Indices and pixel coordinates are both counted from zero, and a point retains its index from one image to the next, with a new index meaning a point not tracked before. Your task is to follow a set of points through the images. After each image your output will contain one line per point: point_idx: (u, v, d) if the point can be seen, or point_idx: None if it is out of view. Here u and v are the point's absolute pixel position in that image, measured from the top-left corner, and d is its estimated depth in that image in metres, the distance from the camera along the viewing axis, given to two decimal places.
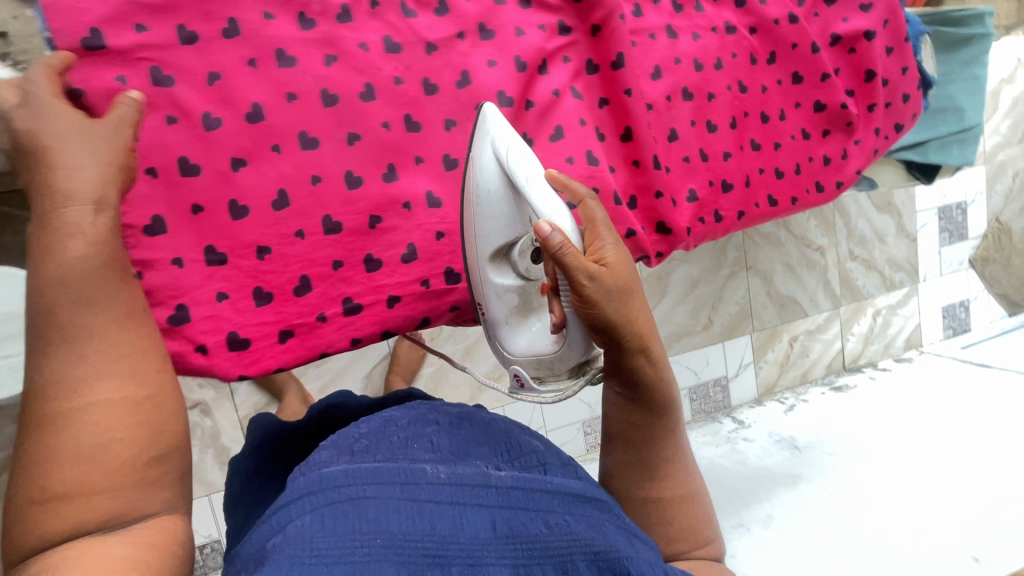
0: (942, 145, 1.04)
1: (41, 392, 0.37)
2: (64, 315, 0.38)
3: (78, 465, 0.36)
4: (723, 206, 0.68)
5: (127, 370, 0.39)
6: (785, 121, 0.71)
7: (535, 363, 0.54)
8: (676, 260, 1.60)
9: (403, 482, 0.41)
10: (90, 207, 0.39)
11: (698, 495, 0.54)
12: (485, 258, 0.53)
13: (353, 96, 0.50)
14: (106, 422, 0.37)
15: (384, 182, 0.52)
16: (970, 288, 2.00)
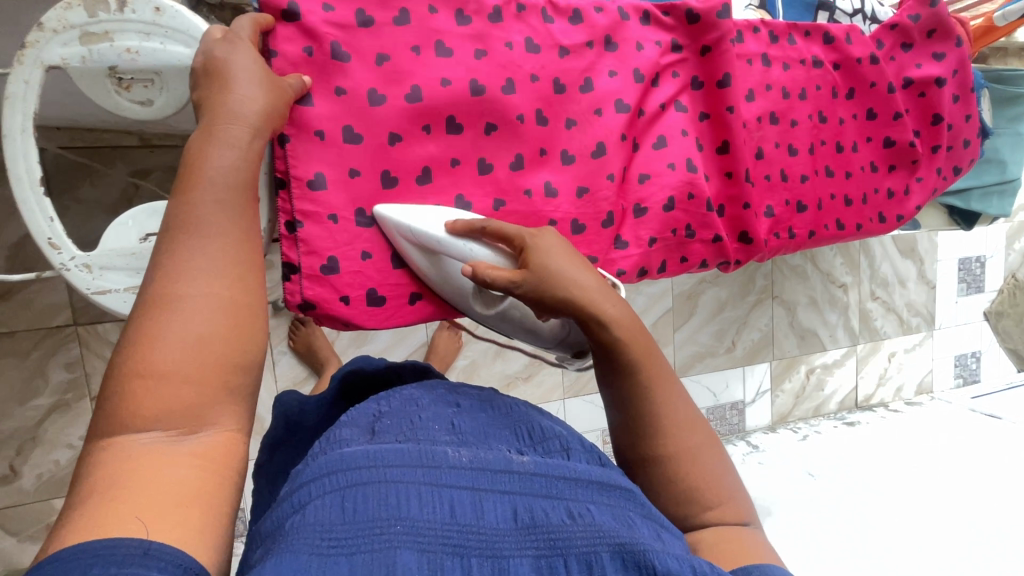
0: (983, 194, 1.10)
1: (163, 276, 0.37)
2: (201, 209, 0.39)
3: (176, 355, 0.35)
4: (796, 224, 0.72)
5: (245, 283, 0.39)
6: (857, 153, 0.77)
7: (545, 355, 0.61)
8: (707, 281, 1.64)
9: (423, 464, 0.37)
10: (248, 127, 0.42)
11: (703, 454, 0.49)
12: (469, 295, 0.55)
13: (496, 89, 0.57)
14: (210, 323, 0.36)
15: (511, 169, 0.58)
16: (982, 341, 2.05)
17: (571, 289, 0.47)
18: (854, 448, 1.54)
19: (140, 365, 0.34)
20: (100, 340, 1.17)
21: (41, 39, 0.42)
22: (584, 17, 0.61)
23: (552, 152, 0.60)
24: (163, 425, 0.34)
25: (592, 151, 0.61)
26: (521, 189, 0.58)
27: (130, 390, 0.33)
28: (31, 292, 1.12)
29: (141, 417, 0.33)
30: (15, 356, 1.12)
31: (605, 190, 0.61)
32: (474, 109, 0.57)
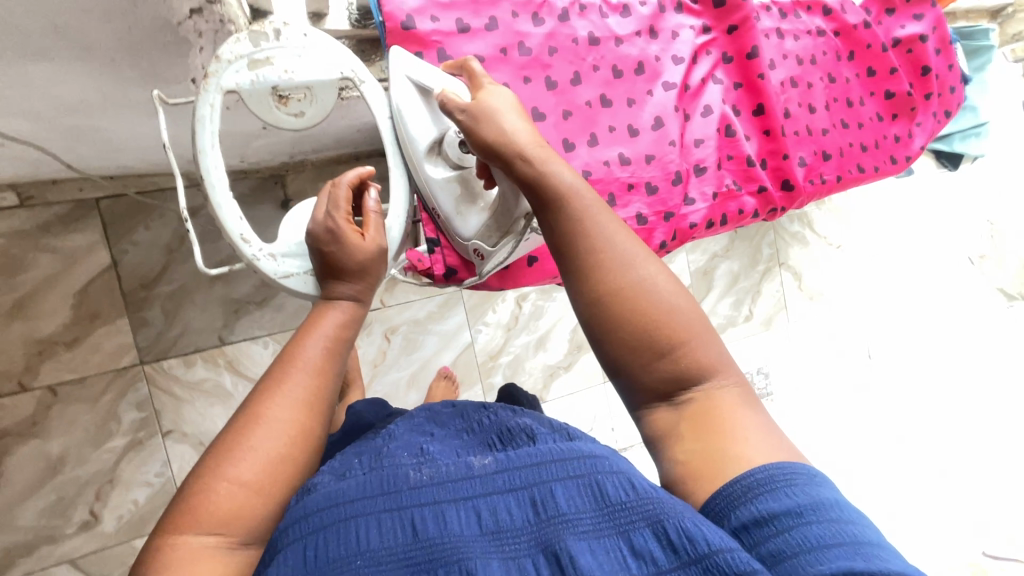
0: (964, 137, 1.24)
1: (261, 401, 0.53)
2: (300, 353, 0.56)
3: (257, 473, 0.50)
4: (825, 171, 0.81)
5: (315, 425, 0.55)
6: (864, 106, 0.87)
7: (487, 233, 0.66)
8: (719, 256, 1.75)
9: (384, 492, 0.50)
10: (353, 297, 0.61)
11: (652, 290, 0.53)
12: (421, 155, 0.62)
13: (566, 81, 0.66)
14: (284, 457, 0.52)
15: (588, 146, 0.66)
16: (975, 284, 2.19)
17: (497, 128, 0.56)
18: None
19: (222, 478, 0.49)
20: (166, 376, 1.21)
21: (221, 68, 0.55)
22: (630, 12, 0.71)
23: (620, 127, 0.67)
24: (223, 529, 0.48)
25: (651, 125, 0.68)
26: (601, 161, 0.66)
27: (213, 496, 0.49)
28: (98, 337, 1.16)
29: (214, 521, 0.48)
30: (86, 403, 1.15)
31: (667, 154, 0.69)
32: (552, 99, 0.65)
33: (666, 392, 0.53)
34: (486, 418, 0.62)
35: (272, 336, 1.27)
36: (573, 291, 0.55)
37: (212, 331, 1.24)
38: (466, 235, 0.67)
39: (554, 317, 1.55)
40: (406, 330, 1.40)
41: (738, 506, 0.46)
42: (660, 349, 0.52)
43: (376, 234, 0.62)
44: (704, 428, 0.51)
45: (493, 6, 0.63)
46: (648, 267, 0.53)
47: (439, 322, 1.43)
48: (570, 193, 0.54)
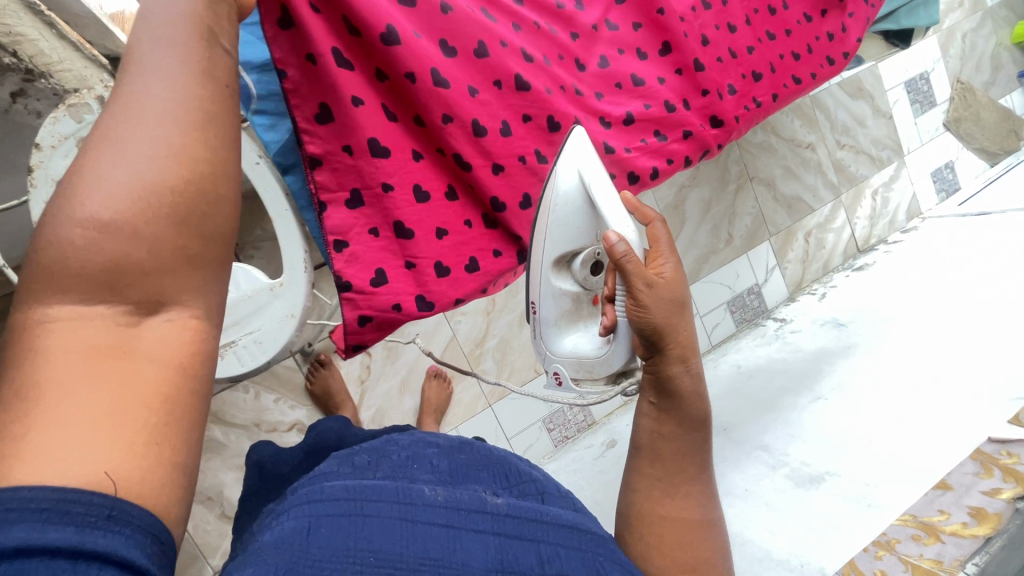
0: (910, 10, 1.14)
1: (108, 111, 0.40)
2: (149, 44, 0.42)
3: (124, 200, 0.38)
4: (758, 93, 0.80)
5: (190, 133, 0.41)
6: (788, 11, 0.83)
7: (576, 366, 0.81)
8: (687, 187, 1.69)
9: (400, 500, 0.51)
10: None
11: (714, 525, 0.68)
12: (549, 264, 0.80)
13: (443, 75, 0.75)
14: (155, 181, 0.39)
15: (480, 140, 0.79)
16: (950, 150, 2.16)
17: (669, 318, 0.69)
18: (869, 290, 1.68)
19: (71, 218, 0.37)
20: None
21: (49, 156, 0.68)
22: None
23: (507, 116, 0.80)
24: (104, 294, 0.38)
25: (543, 108, 0.81)
26: (495, 156, 0.80)
27: (62, 248, 0.37)
28: None
29: (80, 277, 0.37)
30: None
31: (568, 118, 0.82)
32: (436, 95, 0.75)
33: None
34: (491, 448, 0.64)
35: (250, 381, 1.24)
36: (658, 500, 0.68)
37: None
38: (556, 350, 0.83)
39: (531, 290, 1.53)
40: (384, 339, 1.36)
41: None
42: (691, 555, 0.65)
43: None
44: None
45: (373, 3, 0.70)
46: (694, 483, 0.68)
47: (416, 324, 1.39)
48: (695, 397, 0.69)
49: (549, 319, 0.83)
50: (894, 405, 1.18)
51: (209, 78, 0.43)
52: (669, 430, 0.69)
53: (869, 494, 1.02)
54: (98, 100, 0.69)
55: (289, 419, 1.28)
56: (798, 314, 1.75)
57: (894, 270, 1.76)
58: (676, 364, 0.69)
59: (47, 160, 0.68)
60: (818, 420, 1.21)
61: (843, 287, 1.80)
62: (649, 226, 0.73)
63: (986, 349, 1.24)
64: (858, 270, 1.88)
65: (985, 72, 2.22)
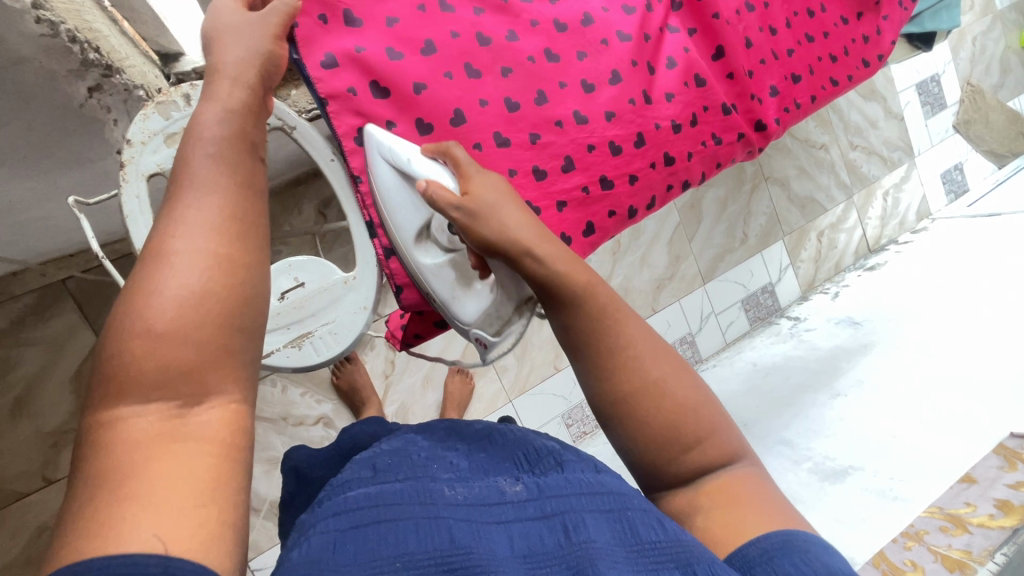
0: (933, 14, 1.16)
1: (157, 226, 0.44)
2: (189, 163, 0.47)
3: (175, 300, 0.41)
4: (797, 95, 0.81)
5: (230, 233, 0.45)
6: (826, 12, 0.83)
7: (489, 321, 0.71)
8: (704, 186, 1.71)
9: (421, 501, 0.50)
10: (228, 79, 0.52)
11: (667, 379, 0.58)
12: (411, 244, 0.67)
13: (502, 39, 0.68)
14: (202, 284, 0.42)
15: (536, 105, 0.69)
16: (960, 152, 2.18)
17: (499, 224, 0.59)
18: (883, 290, 1.71)
19: (138, 329, 0.39)
20: None
21: (138, 152, 0.68)
22: None
23: (572, 83, 0.70)
24: (162, 389, 0.39)
25: (609, 81, 0.72)
26: (552, 121, 0.70)
27: (129, 352, 0.39)
28: None
29: (144, 381, 0.39)
30: None
31: (630, 113, 0.72)
32: (489, 57, 0.67)
33: (689, 478, 0.58)
34: (510, 433, 0.63)
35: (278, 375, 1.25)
36: (593, 387, 0.59)
37: None
38: (468, 323, 0.71)
39: None
40: None
41: (774, 561, 0.49)
42: (685, 440, 0.57)
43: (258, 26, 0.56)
44: (729, 501, 0.56)
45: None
46: (662, 366, 0.58)
47: None
48: (588, 292, 0.58)
49: (442, 300, 0.70)
50: (914, 402, 1.20)
51: (244, 184, 0.48)
52: (606, 334, 0.58)
53: (892, 487, 1.05)
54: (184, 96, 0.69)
55: (316, 413, 1.29)
56: (811, 312, 1.78)
57: (906, 270, 1.79)
58: (570, 278, 0.58)
59: (138, 156, 0.68)
60: (838, 416, 1.23)
61: (855, 287, 1.82)
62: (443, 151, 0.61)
63: (1000, 347, 1.27)
64: (870, 270, 1.91)
65: (994, 75, 2.24)
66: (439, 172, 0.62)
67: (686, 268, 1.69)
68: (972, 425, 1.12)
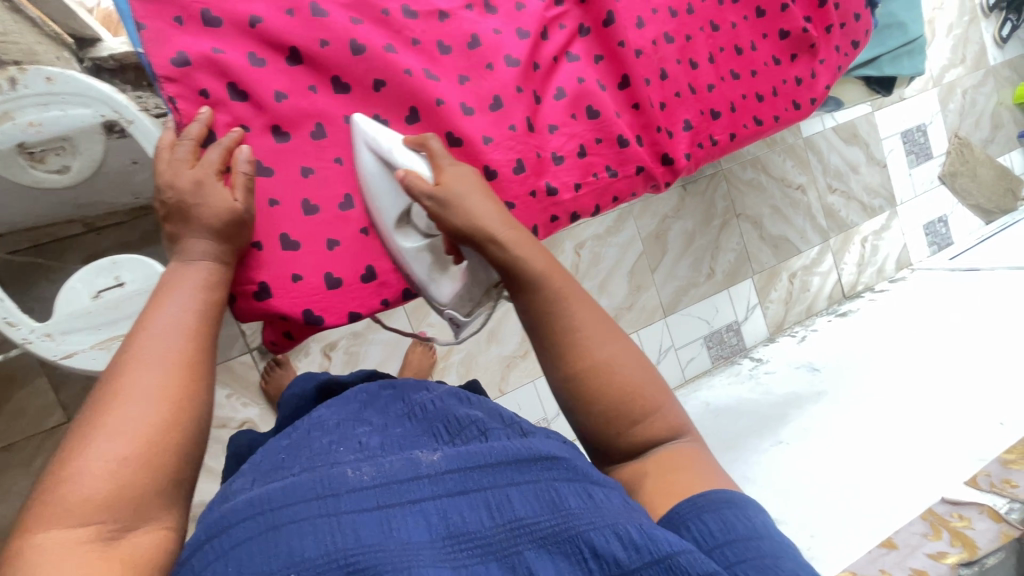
0: (893, 58, 1.14)
1: (119, 367, 0.48)
2: (147, 314, 0.51)
3: (123, 439, 0.44)
4: (715, 131, 0.77)
5: (189, 382, 0.49)
6: (757, 51, 0.80)
7: (461, 302, 0.67)
8: (670, 217, 1.69)
9: (323, 494, 0.45)
10: (200, 236, 0.53)
11: (616, 362, 0.58)
12: (391, 228, 0.61)
13: (378, 49, 0.60)
14: (153, 441, 0.45)
15: (407, 125, 0.63)
16: (945, 205, 2.15)
17: (467, 212, 0.57)
18: (848, 337, 1.66)
19: (89, 468, 0.43)
20: None
21: None
22: None
23: (449, 103, 0.62)
24: (104, 516, 0.42)
25: (490, 106, 0.65)
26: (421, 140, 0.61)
27: (70, 484, 0.42)
28: (19, 401, 1.11)
29: (77, 512, 0.41)
30: (20, 469, 1.11)
31: (510, 139, 0.65)
32: (360, 67, 0.60)
33: (636, 450, 0.58)
34: (430, 405, 0.58)
35: None
36: (551, 367, 0.59)
37: None
38: (444, 302, 0.67)
39: (503, 307, 1.51)
40: (346, 344, 1.35)
41: (705, 515, 0.49)
42: (631, 415, 0.57)
43: (242, 197, 0.54)
44: (673, 469, 0.56)
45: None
46: (610, 344, 0.58)
47: (380, 331, 1.38)
48: (542, 275, 0.58)
49: (421, 281, 0.65)
50: (856, 456, 1.15)
51: (205, 329, 0.52)
52: (558, 313, 0.58)
53: (814, 546, 1.00)
54: (8, 80, 0.61)
55: (239, 417, 1.26)
56: (774, 354, 1.73)
57: (876, 318, 1.74)
58: (529, 262, 0.58)
59: None
60: (777, 465, 1.18)
61: (823, 332, 1.78)
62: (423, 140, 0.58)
63: (953, 404, 1.22)
64: (841, 316, 1.86)
65: (985, 129, 2.22)
66: (419, 161, 0.58)
67: (647, 299, 1.65)
68: (910, 489, 1.06)
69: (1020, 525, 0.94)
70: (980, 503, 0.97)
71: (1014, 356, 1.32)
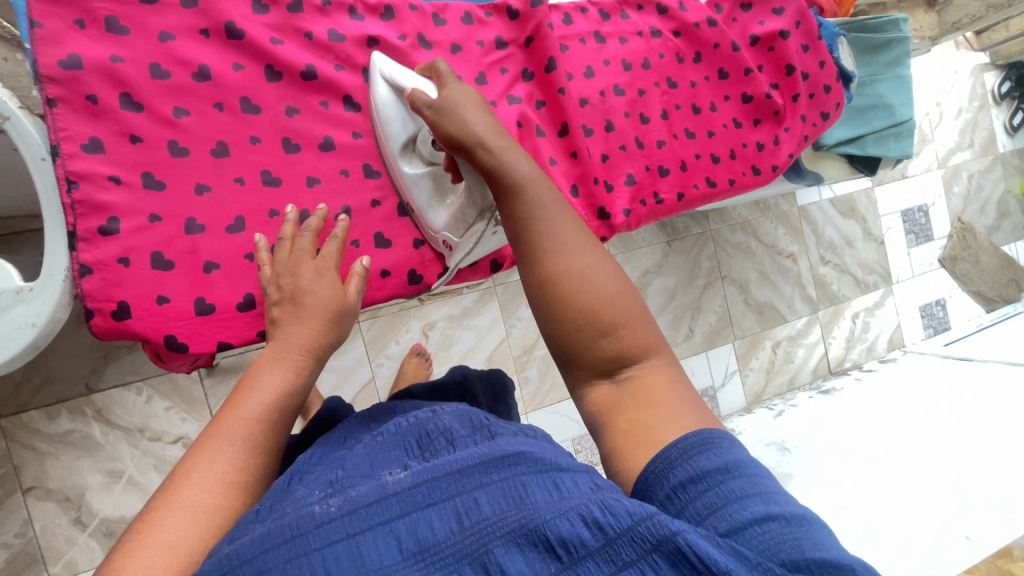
0: (879, 139, 1.12)
1: (189, 454, 0.49)
2: (239, 389, 0.54)
3: (185, 520, 0.45)
4: (661, 189, 0.81)
5: (257, 462, 0.51)
6: (716, 111, 0.86)
7: (455, 225, 0.70)
8: (651, 272, 1.65)
9: (290, 537, 0.41)
10: (301, 316, 0.59)
11: (589, 271, 0.55)
12: (397, 152, 0.68)
13: (297, 74, 0.66)
14: (211, 523, 0.46)
15: (320, 153, 0.68)
16: (943, 287, 2.09)
17: (462, 118, 0.61)
18: (829, 417, 1.57)
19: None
20: (26, 429, 1.11)
21: None
22: (395, 14, 0.72)
23: (368, 135, 0.71)
24: None
25: None
26: (338, 170, 0.69)
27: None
28: None
29: None
30: None
31: None
32: (274, 93, 0.66)
33: (608, 368, 0.54)
34: (402, 420, 0.55)
35: (145, 381, 1.19)
36: (526, 271, 0.58)
37: (78, 379, 1.15)
38: (436, 227, 0.70)
39: (467, 344, 1.48)
40: None
41: (677, 468, 0.46)
42: (603, 323, 0.54)
43: (353, 294, 0.64)
44: (642, 402, 0.52)
45: (220, 3, 0.63)
46: (589, 254, 0.56)
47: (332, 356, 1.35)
48: (522, 180, 0.59)
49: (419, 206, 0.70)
50: None
51: (278, 409, 0.54)
52: (539, 223, 0.58)
53: None
54: None
55: (174, 432, 1.21)
56: (747, 427, 1.64)
57: (859, 398, 1.65)
58: (513, 166, 0.60)
59: None
60: None
61: (802, 408, 1.69)
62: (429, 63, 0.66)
63: (920, 508, 1.15)
64: (823, 393, 1.78)
65: (990, 216, 2.17)
66: (422, 82, 0.66)
67: None
68: None
69: None
70: None
71: (995, 461, 1.23)
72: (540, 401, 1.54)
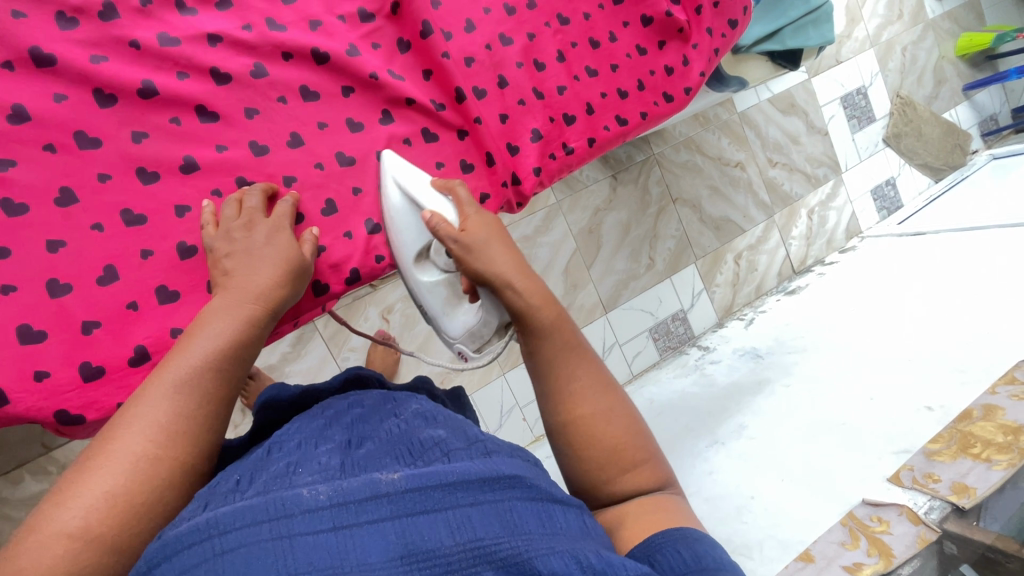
0: (797, 29, 1.08)
1: (131, 402, 0.51)
2: (185, 340, 0.55)
3: (115, 465, 0.48)
4: (569, 138, 0.78)
5: (196, 416, 0.52)
6: (617, 41, 0.80)
7: (470, 338, 0.72)
8: (602, 210, 1.61)
9: (273, 518, 0.41)
10: (250, 272, 0.58)
11: (612, 415, 0.62)
12: (411, 263, 0.70)
13: (132, 93, 0.59)
14: (138, 475, 0.48)
15: (184, 176, 0.61)
16: (892, 166, 2.09)
17: (488, 259, 0.63)
18: (797, 317, 1.60)
19: (56, 522, 0.44)
20: None
21: None
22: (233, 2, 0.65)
23: (236, 144, 0.63)
24: (74, 545, 0.44)
25: (287, 143, 0.65)
26: (209, 191, 0.62)
27: (57, 512, 0.45)
28: None
29: (52, 536, 0.44)
30: None
31: (317, 180, 0.66)
32: (111, 118, 0.59)
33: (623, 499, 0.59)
34: (398, 424, 0.54)
35: None
36: (549, 411, 0.63)
37: (33, 440, 1.09)
38: (453, 336, 0.74)
39: None
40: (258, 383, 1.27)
41: (678, 545, 0.50)
42: (622, 460, 0.60)
43: (307, 254, 0.63)
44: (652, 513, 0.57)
45: (14, 28, 0.56)
46: (605, 399, 0.63)
47: (294, 362, 1.31)
48: (548, 324, 0.63)
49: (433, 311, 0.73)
50: (789, 457, 1.11)
51: (224, 368, 0.55)
52: (563, 364, 0.63)
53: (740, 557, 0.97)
54: None
55: None
56: (721, 342, 1.67)
57: (823, 292, 1.69)
58: (541, 311, 0.63)
59: None
60: (713, 469, 1.15)
61: (771, 313, 1.72)
62: (450, 186, 0.66)
63: (886, 384, 1.18)
64: (789, 294, 1.81)
65: (928, 85, 2.16)
66: (444, 204, 0.66)
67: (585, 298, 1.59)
68: (832, 482, 1.03)
69: (941, 524, 0.92)
70: (901, 504, 0.94)
71: (954, 327, 1.26)
72: (515, 359, 1.53)
